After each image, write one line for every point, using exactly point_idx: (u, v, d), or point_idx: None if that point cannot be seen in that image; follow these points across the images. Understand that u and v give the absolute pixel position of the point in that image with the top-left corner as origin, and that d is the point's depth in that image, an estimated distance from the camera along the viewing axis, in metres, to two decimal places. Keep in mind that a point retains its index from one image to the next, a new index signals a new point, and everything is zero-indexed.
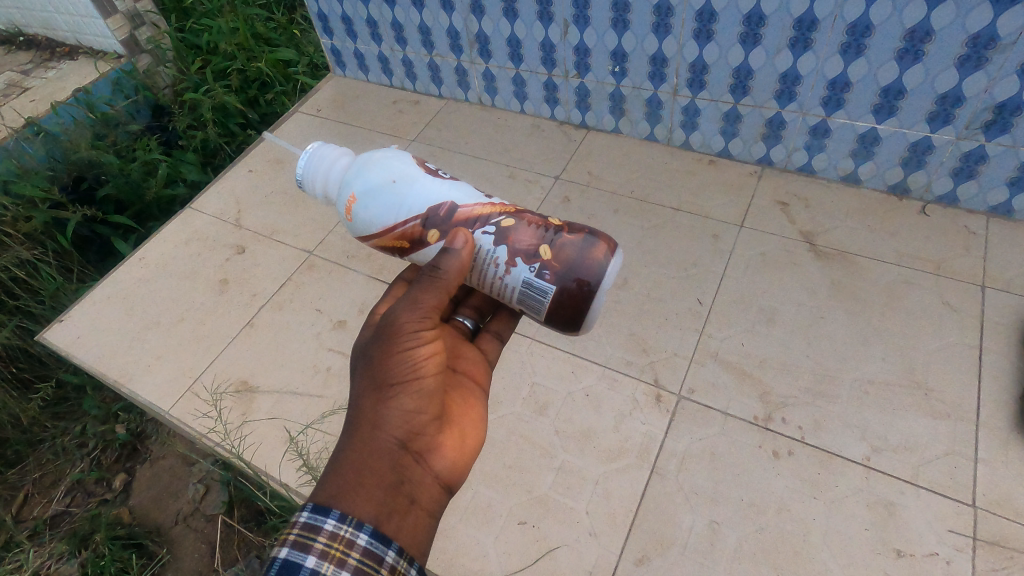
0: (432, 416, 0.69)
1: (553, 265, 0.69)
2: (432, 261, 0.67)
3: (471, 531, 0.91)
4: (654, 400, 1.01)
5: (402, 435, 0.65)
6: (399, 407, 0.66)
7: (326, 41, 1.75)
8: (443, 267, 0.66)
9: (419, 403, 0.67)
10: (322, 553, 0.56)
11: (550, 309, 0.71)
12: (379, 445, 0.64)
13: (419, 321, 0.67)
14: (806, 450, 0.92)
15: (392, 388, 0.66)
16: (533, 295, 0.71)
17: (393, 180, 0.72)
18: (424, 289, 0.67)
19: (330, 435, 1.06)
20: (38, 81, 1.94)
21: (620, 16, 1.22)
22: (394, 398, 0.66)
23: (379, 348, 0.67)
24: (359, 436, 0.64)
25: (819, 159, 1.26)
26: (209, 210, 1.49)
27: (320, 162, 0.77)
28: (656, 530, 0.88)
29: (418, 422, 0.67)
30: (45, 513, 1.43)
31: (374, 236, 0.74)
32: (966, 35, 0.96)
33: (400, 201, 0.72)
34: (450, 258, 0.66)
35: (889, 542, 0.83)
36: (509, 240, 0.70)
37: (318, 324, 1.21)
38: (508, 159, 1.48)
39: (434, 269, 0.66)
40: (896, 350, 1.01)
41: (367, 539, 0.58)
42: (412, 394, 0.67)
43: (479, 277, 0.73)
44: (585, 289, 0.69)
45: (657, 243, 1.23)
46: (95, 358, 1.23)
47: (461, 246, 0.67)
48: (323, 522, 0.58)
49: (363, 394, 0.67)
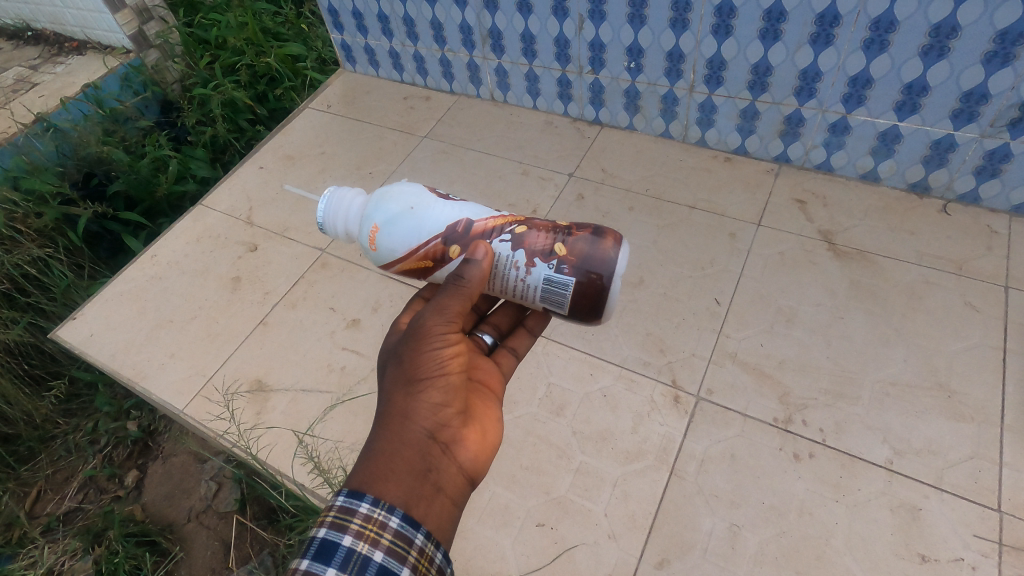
0: (459, 410, 0.68)
1: (569, 260, 0.69)
2: (455, 272, 0.69)
3: (490, 533, 0.91)
4: (672, 401, 1.00)
5: (430, 426, 0.65)
6: (426, 399, 0.65)
7: (337, 37, 1.73)
8: (466, 276, 0.68)
9: (446, 396, 0.66)
10: (358, 534, 0.57)
11: (573, 303, 0.70)
12: (408, 434, 0.63)
13: (446, 320, 0.67)
14: (827, 453, 0.91)
15: (421, 382, 0.65)
16: (556, 292, 0.70)
17: (410, 207, 0.72)
18: (448, 295, 0.68)
19: (341, 434, 1.06)
20: (46, 76, 1.93)
21: (636, 12, 1.20)
22: (422, 390, 0.65)
23: (407, 345, 0.67)
24: (389, 427, 0.64)
25: (838, 157, 1.24)
26: (220, 207, 1.48)
27: (339, 204, 0.77)
28: (675, 533, 0.87)
29: (446, 415, 0.66)
30: (58, 509, 1.44)
31: (399, 260, 0.74)
32: (994, 31, 0.95)
33: (420, 224, 0.72)
34: (471, 267, 0.68)
35: (913, 547, 0.82)
36: (526, 242, 0.70)
37: (331, 322, 1.21)
38: (521, 155, 1.46)
39: (457, 278, 0.68)
40: (919, 352, 1.00)
41: (398, 522, 0.58)
42: (439, 387, 0.66)
43: (501, 283, 0.73)
44: (603, 280, 0.68)
45: (673, 241, 1.22)
46: (109, 356, 1.23)
47: (482, 257, 0.68)
48: (358, 504, 0.58)
49: (392, 388, 0.66)
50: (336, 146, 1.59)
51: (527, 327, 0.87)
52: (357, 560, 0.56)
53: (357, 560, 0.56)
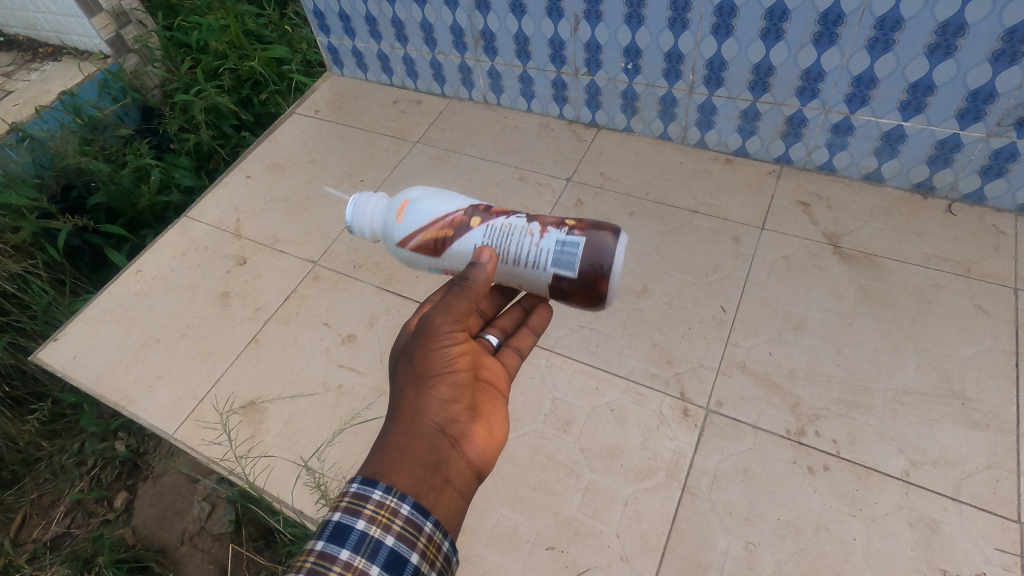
0: (468, 406, 0.64)
1: (580, 228, 0.66)
2: (462, 273, 0.66)
3: (499, 557, 0.88)
4: (682, 414, 0.97)
5: (440, 421, 0.61)
6: (435, 395, 0.62)
7: (323, 39, 1.68)
8: (472, 275, 0.65)
9: (456, 391, 0.63)
10: (370, 518, 0.54)
11: (580, 270, 0.66)
12: (416, 431, 0.60)
13: (453, 317, 0.65)
14: (842, 465, 0.89)
15: (431, 377, 0.62)
16: (565, 258, 0.66)
17: (437, 191, 0.74)
18: (455, 293, 0.65)
19: (340, 458, 1.01)
20: (20, 84, 1.86)
21: (633, 12, 1.17)
22: (431, 386, 0.62)
23: (416, 342, 0.64)
24: (398, 421, 0.61)
25: (841, 157, 1.22)
26: (207, 218, 1.43)
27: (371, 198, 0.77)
28: (690, 553, 0.85)
29: (456, 410, 0.63)
30: (45, 535, 1.40)
31: (420, 228, 0.71)
32: (1002, 29, 0.92)
33: (449, 199, 0.72)
34: (477, 268, 0.65)
35: (934, 562, 0.80)
36: (538, 217, 0.69)
37: (326, 338, 1.17)
38: (517, 160, 1.42)
39: (464, 278, 0.65)
40: (931, 358, 0.98)
41: (410, 509, 0.55)
42: (450, 383, 0.63)
43: (509, 252, 0.68)
44: (610, 258, 0.65)
45: (676, 247, 1.19)
46: (93, 379, 1.18)
47: (487, 260, 0.66)
48: (370, 491, 0.55)
49: (402, 386, 0.63)
50: (325, 153, 1.54)
51: (529, 328, 0.82)
52: (370, 544, 0.52)
53: (370, 543, 0.53)
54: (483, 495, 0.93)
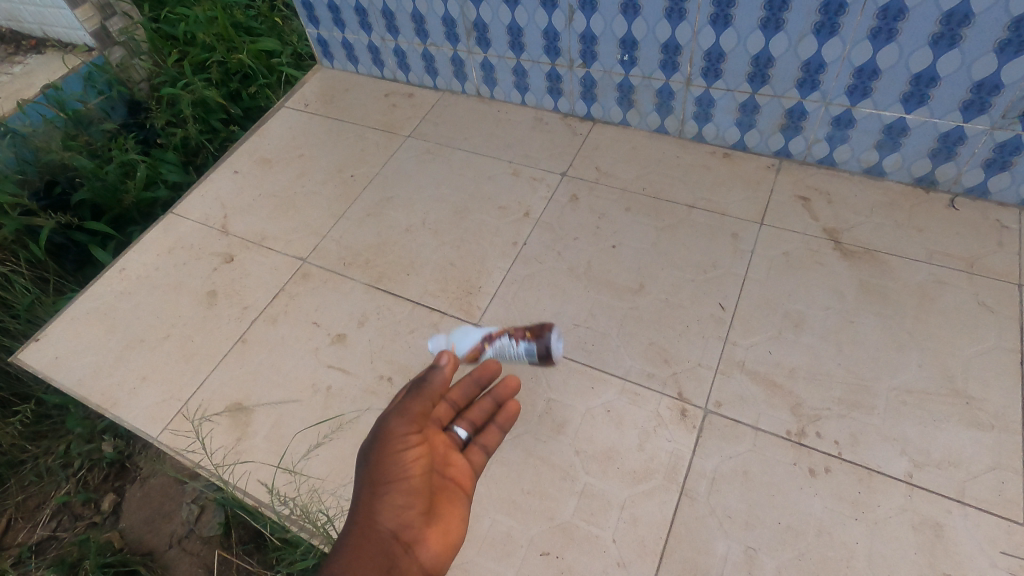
0: (422, 511, 0.70)
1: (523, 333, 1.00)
2: (421, 376, 0.77)
3: (492, 564, 0.85)
4: (679, 415, 0.95)
5: (393, 525, 0.67)
6: (391, 500, 0.68)
7: (312, 31, 1.64)
8: (428, 378, 0.76)
9: (410, 497, 0.69)
10: None
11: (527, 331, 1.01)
12: (370, 537, 0.65)
13: (408, 419, 0.72)
14: (843, 467, 0.87)
15: (385, 483, 0.68)
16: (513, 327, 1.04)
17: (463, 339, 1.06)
18: (411, 396, 0.74)
19: (327, 466, 0.98)
20: (3, 77, 1.82)
21: (630, 2, 1.14)
22: (385, 492, 0.68)
23: (373, 447, 0.70)
24: (354, 526, 0.66)
25: (841, 151, 1.19)
26: (193, 215, 1.40)
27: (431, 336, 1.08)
28: (688, 558, 0.82)
29: (409, 516, 0.69)
30: (31, 538, 1.38)
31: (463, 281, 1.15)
32: (1009, 18, 0.90)
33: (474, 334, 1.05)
34: (434, 373, 0.77)
35: (937, 566, 0.78)
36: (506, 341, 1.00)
37: (315, 338, 1.14)
38: (511, 154, 1.39)
39: (421, 380, 0.76)
40: (934, 357, 0.96)
41: None
42: (404, 490, 0.69)
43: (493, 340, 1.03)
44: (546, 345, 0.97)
45: (673, 244, 1.17)
46: (76, 380, 1.14)
47: (444, 364, 0.80)
48: None
49: (359, 489, 0.69)
50: (315, 147, 1.51)
51: (495, 425, 0.88)
52: None
53: None
54: (476, 499, 0.91)
